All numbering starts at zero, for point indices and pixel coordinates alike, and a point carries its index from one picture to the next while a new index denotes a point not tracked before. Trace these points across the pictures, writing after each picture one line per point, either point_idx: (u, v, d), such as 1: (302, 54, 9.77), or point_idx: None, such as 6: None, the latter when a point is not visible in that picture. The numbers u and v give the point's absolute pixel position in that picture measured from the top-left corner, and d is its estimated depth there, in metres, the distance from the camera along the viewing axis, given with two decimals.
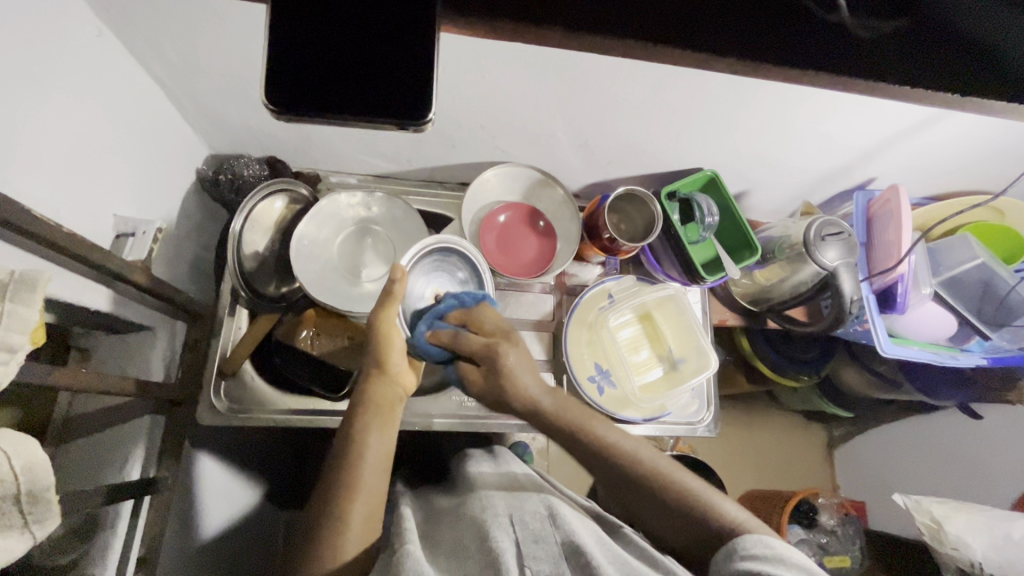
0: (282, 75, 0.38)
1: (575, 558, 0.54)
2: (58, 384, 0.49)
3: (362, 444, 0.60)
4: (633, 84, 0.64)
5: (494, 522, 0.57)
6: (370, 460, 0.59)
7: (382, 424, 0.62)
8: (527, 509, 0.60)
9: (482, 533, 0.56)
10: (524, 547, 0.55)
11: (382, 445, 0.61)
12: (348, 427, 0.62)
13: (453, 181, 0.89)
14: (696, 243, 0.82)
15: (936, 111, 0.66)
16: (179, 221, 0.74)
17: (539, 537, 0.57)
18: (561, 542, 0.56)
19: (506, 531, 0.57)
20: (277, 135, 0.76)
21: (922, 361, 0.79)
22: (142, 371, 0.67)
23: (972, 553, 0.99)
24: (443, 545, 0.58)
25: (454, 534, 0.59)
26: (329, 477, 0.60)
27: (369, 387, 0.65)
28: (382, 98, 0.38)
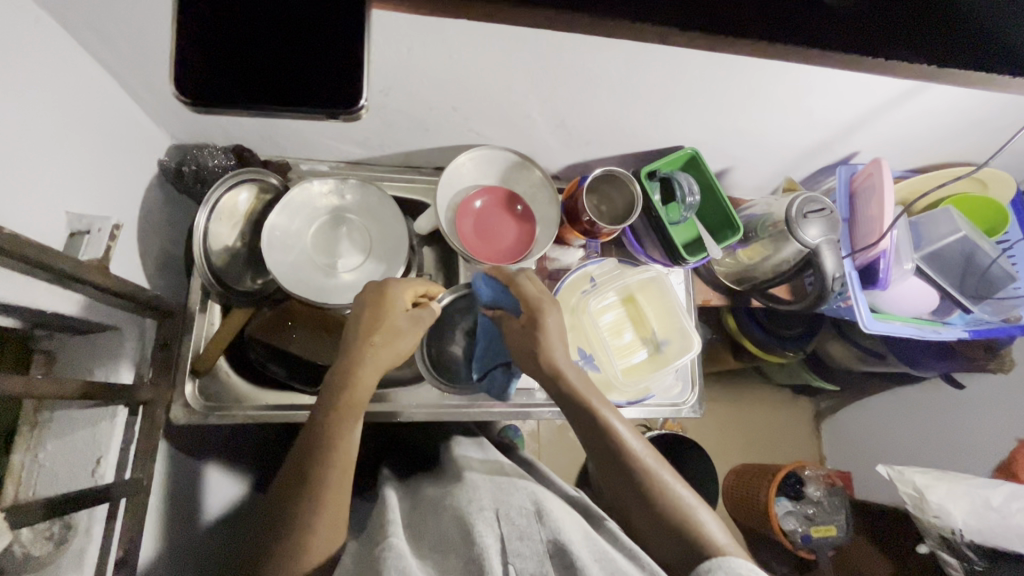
0: (208, 75, 0.38)
1: (560, 556, 0.54)
2: (12, 394, 0.47)
3: (335, 434, 0.59)
4: (608, 59, 0.62)
5: (479, 516, 0.57)
6: (336, 456, 0.58)
7: (354, 413, 0.61)
8: (514, 503, 0.60)
9: (467, 526, 0.56)
10: (508, 543, 0.55)
11: (353, 438, 0.60)
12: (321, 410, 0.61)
13: (430, 166, 0.87)
14: (678, 223, 0.81)
15: (916, 84, 0.65)
16: (143, 216, 0.71)
17: (524, 533, 0.56)
18: (547, 540, 0.55)
19: (490, 524, 0.56)
20: (242, 122, 0.73)
21: (904, 336, 0.79)
22: (110, 371, 0.64)
23: (953, 520, 1.01)
24: (427, 537, 0.59)
25: (438, 526, 0.59)
26: (290, 469, 0.59)
27: (350, 374, 0.63)
28: (311, 87, 0.39)
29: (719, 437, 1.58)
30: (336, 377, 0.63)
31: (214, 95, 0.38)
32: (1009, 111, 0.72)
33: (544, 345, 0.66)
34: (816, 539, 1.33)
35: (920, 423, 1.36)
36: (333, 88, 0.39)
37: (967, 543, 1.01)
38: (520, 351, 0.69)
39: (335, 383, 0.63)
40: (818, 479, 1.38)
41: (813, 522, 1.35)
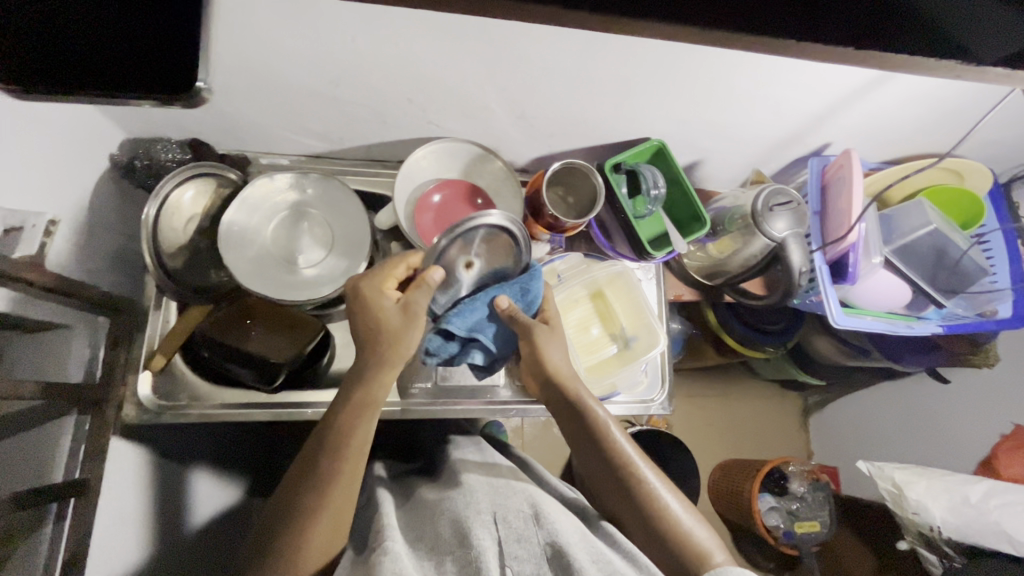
0: (53, 54, 0.36)
1: (556, 559, 0.55)
2: None
3: (350, 428, 0.58)
4: (559, 47, 0.60)
5: (475, 518, 0.58)
6: (350, 453, 0.58)
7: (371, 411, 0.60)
8: (511, 506, 0.61)
9: (464, 530, 0.56)
10: (505, 546, 0.56)
11: (366, 436, 0.59)
12: (339, 400, 0.61)
13: (394, 160, 0.85)
14: (644, 217, 0.79)
15: (879, 72, 0.64)
16: (92, 212, 0.69)
17: (522, 536, 0.57)
18: (543, 543, 0.56)
19: (487, 527, 0.57)
20: (195, 116, 0.72)
21: (875, 331, 0.77)
22: (59, 371, 0.63)
23: (931, 517, 1.00)
24: (424, 539, 0.60)
25: (433, 527, 0.60)
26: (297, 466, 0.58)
27: (369, 368, 0.60)
28: (144, 72, 0.37)
29: (704, 433, 1.57)
30: (355, 370, 0.61)
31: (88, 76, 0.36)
32: (982, 101, 0.70)
33: (550, 358, 0.68)
34: (799, 535, 1.33)
35: (904, 419, 1.34)
36: (175, 73, 0.37)
37: (945, 540, 1.00)
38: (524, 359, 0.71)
39: (355, 376, 0.61)
40: (802, 475, 1.38)
41: (796, 518, 1.35)
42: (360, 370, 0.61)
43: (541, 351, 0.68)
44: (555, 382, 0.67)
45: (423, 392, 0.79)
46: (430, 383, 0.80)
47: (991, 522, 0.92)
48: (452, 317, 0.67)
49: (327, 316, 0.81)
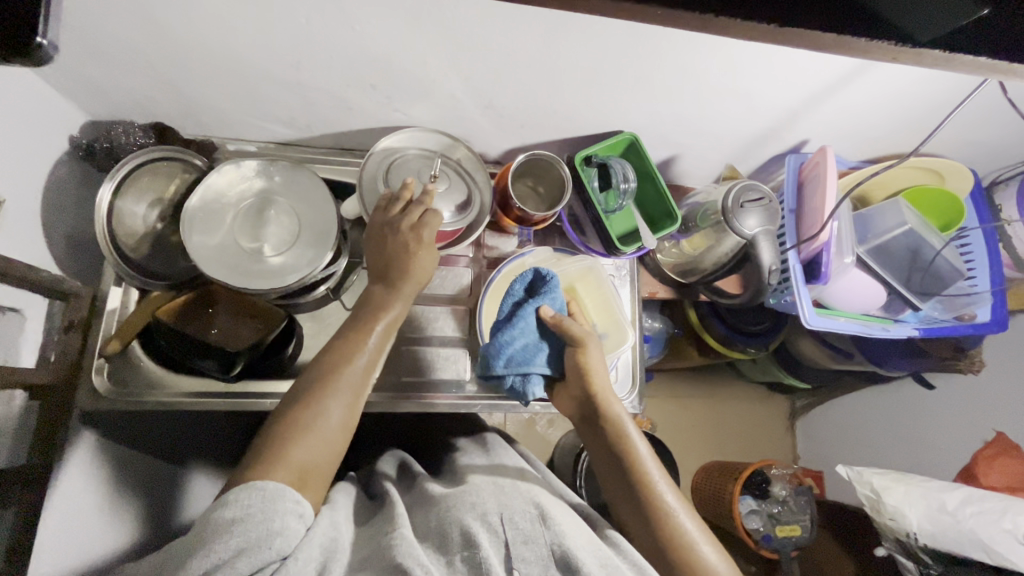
0: None
1: (564, 562, 0.55)
2: None
3: (344, 362, 0.59)
4: (521, 33, 0.59)
5: (481, 520, 0.58)
6: (363, 359, 0.60)
7: (389, 326, 0.63)
8: (516, 507, 0.60)
9: (466, 528, 0.57)
10: (512, 547, 0.56)
11: (378, 348, 0.62)
12: (331, 350, 0.61)
13: (364, 149, 0.84)
14: (615, 211, 0.77)
15: (856, 63, 0.62)
16: (50, 195, 0.68)
17: (529, 537, 0.57)
18: (550, 544, 0.57)
19: (492, 531, 0.57)
20: (155, 98, 0.71)
21: (848, 333, 0.76)
22: (10, 355, 0.61)
23: (908, 523, 0.98)
24: (426, 533, 0.59)
25: (440, 525, 0.58)
26: (301, 383, 0.58)
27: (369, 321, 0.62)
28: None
29: (688, 434, 1.56)
30: (373, 295, 0.64)
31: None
32: (958, 99, 0.69)
33: (596, 376, 0.68)
34: (778, 539, 1.31)
35: (888, 424, 1.33)
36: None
37: (922, 547, 0.98)
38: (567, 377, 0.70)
39: (370, 302, 0.64)
40: (784, 478, 1.37)
41: (777, 522, 1.33)
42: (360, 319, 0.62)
43: (588, 369, 0.68)
44: (597, 402, 0.67)
45: (386, 386, 0.78)
46: (395, 376, 0.79)
47: (967, 530, 0.91)
48: (498, 357, 0.66)
49: (294, 305, 0.79)
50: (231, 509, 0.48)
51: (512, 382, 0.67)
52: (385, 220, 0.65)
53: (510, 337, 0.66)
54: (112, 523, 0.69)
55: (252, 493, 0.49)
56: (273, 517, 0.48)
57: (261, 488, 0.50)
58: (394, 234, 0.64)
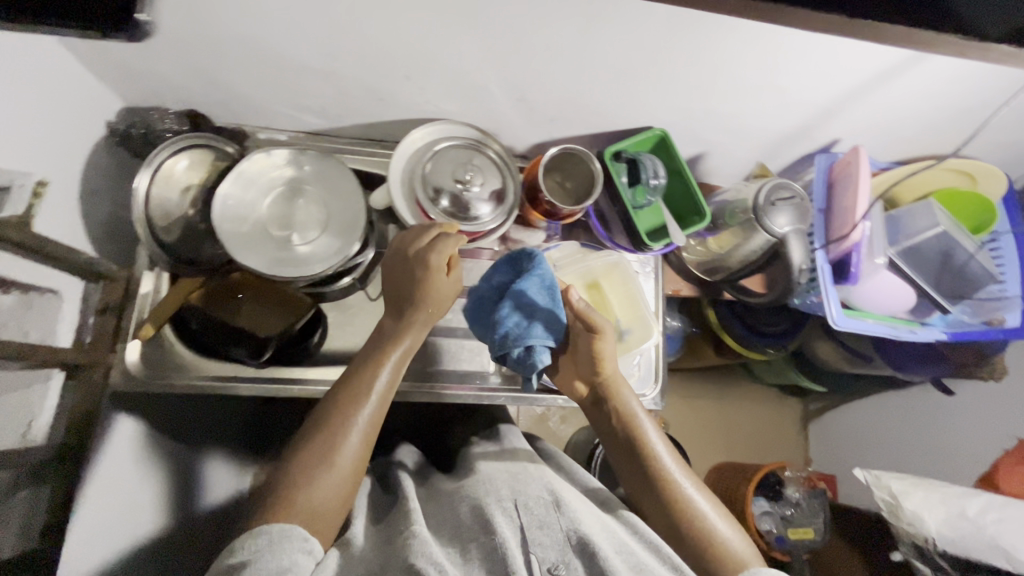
0: None
1: (580, 548, 0.57)
2: None
3: (352, 407, 0.60)
4: (562, 24, 0.59)
5: (497, 506, 0.59)
6: (372, 400, 0.61)
7: (399, 361, 0.64)
8: (531, 492, 0.62)
9: (484, 515, 0.58)
10: (528, 533, 0.58)
11: (389, 384, 0.63)
12: (344, 382, 0.63)
13: (392, 140, 0.84)
14: (643, 208, 0.77)
15: (898, 59, 0.61)
16: (88, 178, 0.69)
17: (544, 523, 0.59)
18: (566, 529, 0.58)
19: (508, 516, 0.59)
20: (192, 84, 0.71)
21: (876, 334, 0.76)
22: (49, 336, 0.63)
23: (927, 528, 0.98)
24: (444, 526, 0.61)
25: (455, 515, 0.61)
26: (318, 417, 0.60)
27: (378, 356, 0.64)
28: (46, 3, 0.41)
29: (700, 433, 1.56)
30: (386, 329, 0.66)
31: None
32: (997, 100, 0.68)
33: (608, 362, 0.69)
34: (791, 541, 1.30)
35: (906, 429, 1.32)
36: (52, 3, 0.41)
37: (940, 553, 0.98)
38: (579, 362, 0.71)
39: (383, 336, 0.66)
40: (797, 481, 1.37)
41: (790, 524, 1.32)
42: (366, 357, 0.64)
43: (600, 356, 0.69)
44: (609, 385, 0.69)
45: (411, 376, 0.78)
46: (419, 366, 0.79)
47: (989, 537, 0.90)
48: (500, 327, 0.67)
49: (320, 294, 0.79)
50: (240, 555, 0.51)
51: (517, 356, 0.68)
52: (401, 252, 0.66)
53: (501, 317, 0.67)
54: (142, 501, 0.70)
55: (257, 538, 0.51)
56: (279, 555, 0.50)
57: (265, 532, 0.52)
58: (408, 268, 0.65)
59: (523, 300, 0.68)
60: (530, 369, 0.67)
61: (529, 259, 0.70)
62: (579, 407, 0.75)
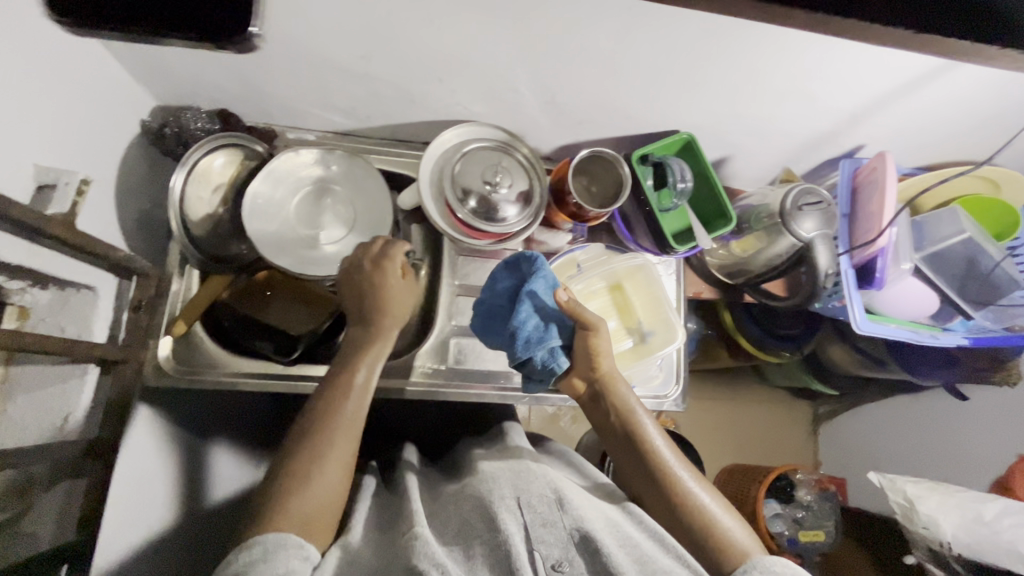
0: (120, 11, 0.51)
1: (585, 546, 0.55)
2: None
3: (332, 411, 0.61)
4: (597, 28, 0.59)
5: (501, 504, 0.57)
6: (351, 402, 0.62)
7: (374, 362, 0.66)
8: (534, 490, 0.59)
9: (489, 513, 0.56)
10: (533, 531, 0.55)
11: (365, 384, 0.65)
12: (322, 386, 0.64)
13: (418, 141, 0.85)
14: (669, 211, 0.77)
15: (929, 66, 0.62)
16: (122, 176, 0.70)
17: (547, 521, 0.56)
18: (570, 528, 0.56)
19: (512, 512, 0.57)
20: (225, 84, 0.72)
21: (900, 339, 0.76)
22: (84, 331, 0.64)
23: (942, 532, 0.98)
24: (447, 524, 0.59)
25: (461, 513, 0.59)
26: (308, 420, 0.61)
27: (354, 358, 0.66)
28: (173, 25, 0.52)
29: (711, 435, 1.56)
30: (356, 336, 0.68)
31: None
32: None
33: (605, 358, 0.68)
34: (802, 543, 1.31)
35: (919, 433, 1.32)
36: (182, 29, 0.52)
37: (956, 557, 0.98)
38: (575, 359, 0.70)
39: (354, 343, 0.67)
40: (809, 485, 1.37)
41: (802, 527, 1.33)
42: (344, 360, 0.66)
43: (597, 353, 0.68)
44: (606, 383, 0.68)
45: (435, 374, 0.80)
46: (443, 365, 0.80)
47: (1005, 541, 0.91)
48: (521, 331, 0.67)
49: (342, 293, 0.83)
50: (232, 567, 0.50)
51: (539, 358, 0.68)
52: (355, 263, 0.71)
53: (520, 321, 0.68)
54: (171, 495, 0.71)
55: (251, 548, 0.51)
56: (274, 564, 0.49)
57: (259, 542, 0.51)
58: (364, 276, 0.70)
59: (533, 305, 0.69)
60: (549, 375, 0.70)
61: (530, 263, 0.71)
62: (577, 404, 0.73)
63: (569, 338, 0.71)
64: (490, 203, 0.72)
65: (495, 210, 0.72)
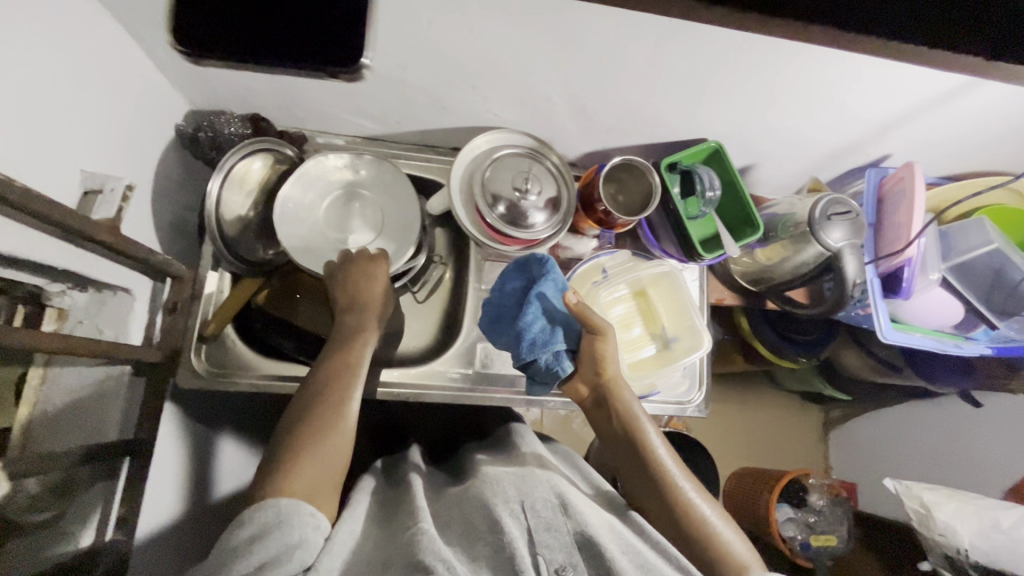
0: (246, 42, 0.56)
1: (587, 548, 0.56)
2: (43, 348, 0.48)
3: (327, 396, 0.63)
4: (634, 40, 0.60)
5: (504, 508, 0.57)
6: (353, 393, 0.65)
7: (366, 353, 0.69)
8: (537, 494, 0.59)
9: (491, 516, 0.56)
10: (536, 535, 0.56)
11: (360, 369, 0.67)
12: (316, 376, 0.65)
13: (446, 146, 0.85)
14: (696, 219, 0.78)
15: (961, 81, 0.62)
16: (157, 180, 0.71)
17: (550, 525, 0.57)
18: (573, 532, 0.57)
19: (516, 517, 0.57)
20: (259, 90, 0.73)
21: (924, 348, 0.77)
22: (120, 333, 0.65)
23: (959, 539, 0.99)
24: (452, 525, 0.59)
25: (466, 516, 0.58)
26: (308, 417, 0.61)
27: (347, 348, 0.68)
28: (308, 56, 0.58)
29: (723, 438, 1.57)
30: (348, 327, 0.70)
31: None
32: None
33: (611, 365, 0.69)
34: (814, 547, 1.31)
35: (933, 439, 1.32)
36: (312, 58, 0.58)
37: (972, 564, 0.98)
38: (579, 364, 0.71)
39: (345, 334, 0.69)
40: (822, 490, 1.36)
41: (813, 531, 1.33)
42: (333, 352, 0.68)
43: (604, 358, 0.68)
44: (611, 389, 0.68)
45: (462, 378, 0.80)
46: (470, 369, 0.81)
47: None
48: (525, 334, 0.67)
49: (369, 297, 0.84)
50: (249, 527, 0.52)
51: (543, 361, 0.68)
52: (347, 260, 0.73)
53: (528, 322, 0.67)
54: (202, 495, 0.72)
55: (267, 509, 0.53)
56: (289, 530, 0.52)
57: (275, 504, 0.54)
58: (356, 268, 0.73)
59: (537, 309, 0.68)
60: (553, 378, 0.70)
61: (540, 265, 0.71)
62: (582, 407, 0.74)
63: (576, 343, 0.70)
64: (522, 209, 0.72)
65: (526, 216, 0.72)
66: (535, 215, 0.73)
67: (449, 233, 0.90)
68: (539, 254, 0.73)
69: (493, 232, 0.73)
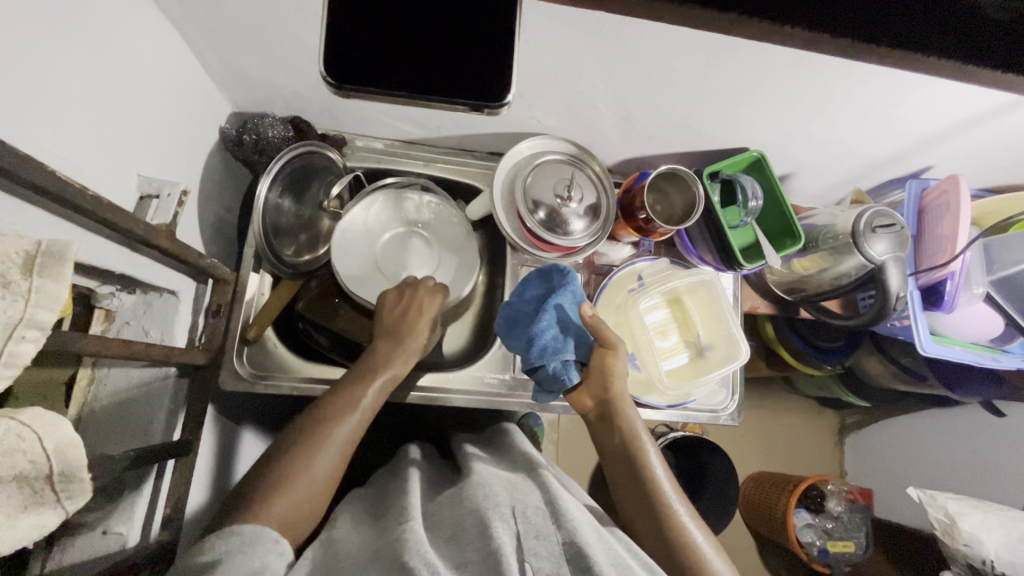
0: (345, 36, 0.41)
1: (577, 559, 0.49)
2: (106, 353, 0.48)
3: (329, 411, 0.62)
4: (688, 54, 0.59)
5: (494, 511, 0.54)
6: (357, 412, 0.63)
7: (384, 388, 0.66)
8: (529, 502, 0.57)
9: (483, 521, 0.52)
10: (524, 541, 0.51)
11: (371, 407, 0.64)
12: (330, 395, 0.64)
13: (483, 150, 0.86)
14: (736, 228, 0.79)
15: (1014, 98, 0.62)
16: (201, 182, 0.71)
17: (540, 532, 0.52)
18: (562, 542, 0.51)
19: (506, 521, 0.53)
20: (304, 93, 0.73)
21: (962, 361, 0.76)
22: (166, 334, 0.65)
23: (984, 550, 0.98)
24: (442, 527, 0.55)
25: (456, 517, 0.55)
26: (309, 424, 0.61)
27: (367, 375, 0.66)
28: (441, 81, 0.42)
29: (739, 442, 1.57)
30: (382, 350, 0.69)
31: (338, 73, 0.41)
32: None
33: (619, 379, 0.67)
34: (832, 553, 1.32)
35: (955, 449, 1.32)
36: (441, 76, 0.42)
37: None
38: (588, 376, 0.68)
39: (376, 359, 0.68)
40: (840, 495, 1.35)
41: (830, 536, 1.34)
42: (342, 387, 0.65)
43: (613, 372, 0.66)
44: (616, 404, 0.66)
45: (497, 382, 0.81)
46: (506, 375, 0.81)
47: None
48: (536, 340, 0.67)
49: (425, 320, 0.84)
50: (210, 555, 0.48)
51: (552, 367, 0.66)
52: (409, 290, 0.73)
53: (540, 328, 0.67)
54: None
55: (228, 538, 0.50)
56: (252, 556, 0.49)
57: (237, 533, 0.50)
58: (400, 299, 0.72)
59: (551, 316, 0.68)
60: (560, 387, 0.68)
61: (561, 274, 0.71)
62: (584, 421, 0.71)
63: (585, 355, 0.69)
64: (561, 216, 0.71)
65: (565, 223, 0.72)
66: (574, 223, 0.72)
67: (482, 237, 0.91)
68: (561, 266, 0.73)
69: (532, 239, 0.73)
